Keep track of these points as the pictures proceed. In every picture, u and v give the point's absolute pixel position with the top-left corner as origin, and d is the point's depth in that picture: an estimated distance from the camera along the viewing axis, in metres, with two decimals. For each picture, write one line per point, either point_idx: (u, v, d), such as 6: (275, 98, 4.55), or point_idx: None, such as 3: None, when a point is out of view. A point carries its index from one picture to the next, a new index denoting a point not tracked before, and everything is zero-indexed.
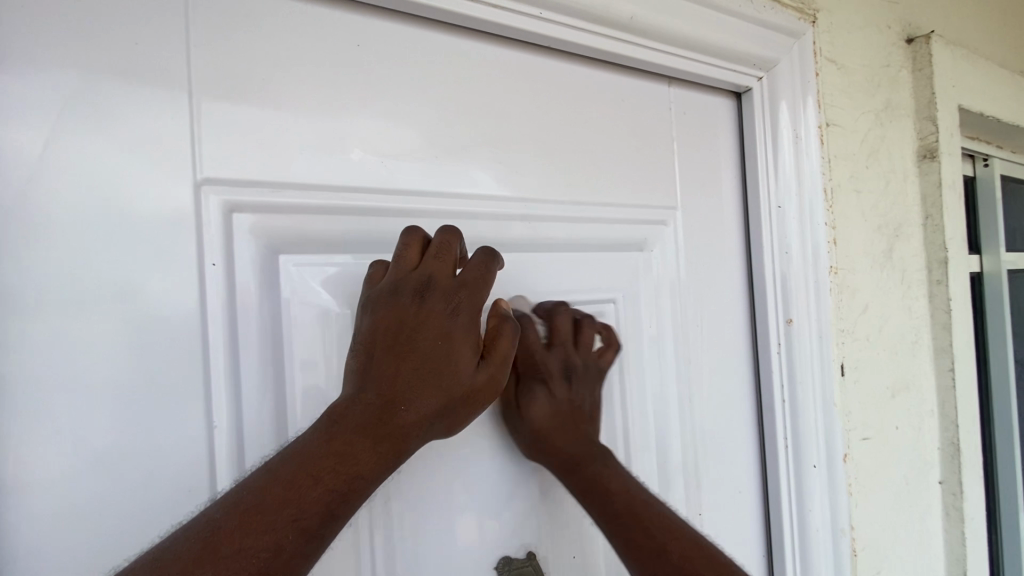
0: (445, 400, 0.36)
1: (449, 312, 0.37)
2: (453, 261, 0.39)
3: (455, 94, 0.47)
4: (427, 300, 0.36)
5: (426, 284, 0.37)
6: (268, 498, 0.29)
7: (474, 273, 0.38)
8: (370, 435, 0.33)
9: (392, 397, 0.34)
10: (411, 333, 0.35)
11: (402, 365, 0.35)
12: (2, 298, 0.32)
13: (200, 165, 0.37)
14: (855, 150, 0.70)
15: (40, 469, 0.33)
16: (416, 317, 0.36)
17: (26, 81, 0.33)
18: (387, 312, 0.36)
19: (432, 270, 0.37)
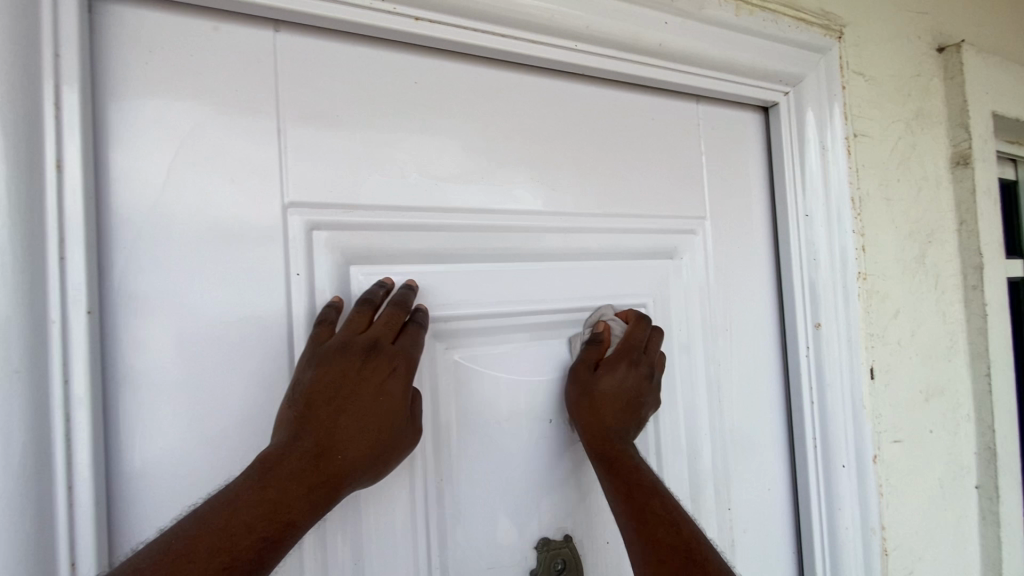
0: (377, 450, 0.40)
1: (389, 371, 0.42)
2: (397, 326, 0.44)
3: (499, 121, 0.53)
4: (371, 361, 0.41)
5: (375, 345, 0.42)
6: (205, 546, 0.32)
7: (411, 338, 0.44)
8: (305, 483, 0.36)
9: (327, 447, 0.38)
10: (353, 389, 0.40)
11: (338, 418, 0.39)
12: (133, 305, 0.39)
13: (286, 191, 0.43)
14: (884, 159, 0.72)
15: (161, 447, 0.40)
16: (356, 375, 0.40)
17: (153, 126, 0.40)
18: (333, 368, 0.40)
19: (379, 334, 0.42)
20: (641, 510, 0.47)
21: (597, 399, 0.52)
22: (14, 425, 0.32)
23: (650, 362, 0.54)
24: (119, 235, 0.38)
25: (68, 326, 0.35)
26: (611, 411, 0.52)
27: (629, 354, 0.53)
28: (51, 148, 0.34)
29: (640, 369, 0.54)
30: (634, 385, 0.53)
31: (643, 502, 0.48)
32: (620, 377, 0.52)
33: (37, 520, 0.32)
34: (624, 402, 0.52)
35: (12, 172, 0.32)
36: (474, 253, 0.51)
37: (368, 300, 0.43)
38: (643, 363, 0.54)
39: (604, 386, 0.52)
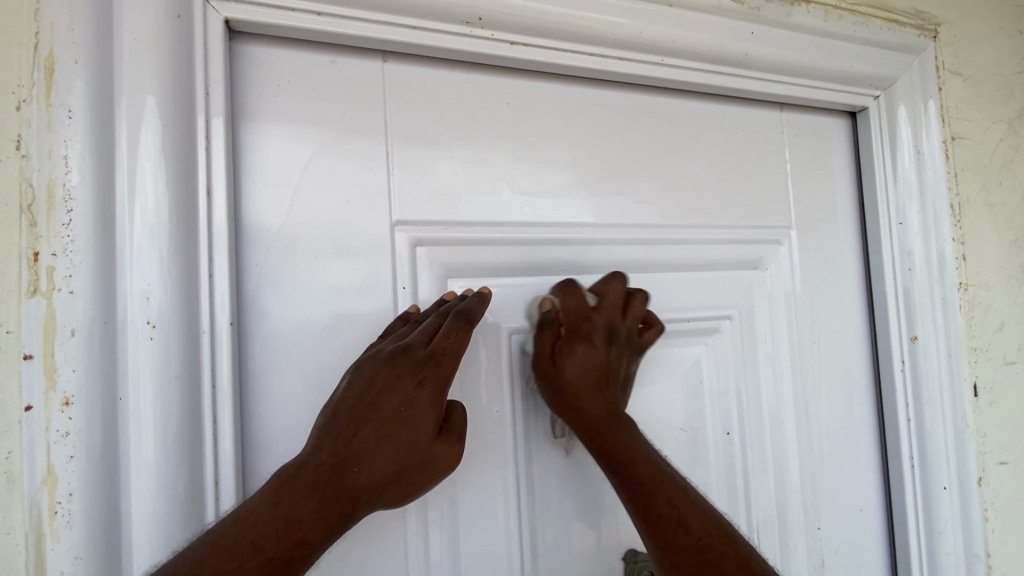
0: (404, 461, 0.37)
1: (415, 382, 0.39)
2: (430, 331, 0.41)
3: (586, 137, 0.54)
4: (399, 366, 0.39)
5: (405, 347, 0.40)
6: (207, 568, 0.31)
7: (443, 344, 0.40)
8: (318, 494, 0.34)
9: (345, 458, 0.36)
10: (374, 401, 0.38)
11: (361, 430, 0.37)
12: (266, 317, 0.43)
13: (393, 210, 0.47)
14: (985, 162, 0.67)
15: (288, 446, 0.43)
16: (378, 386, 0.38)
17: (280, 154, 0.44)
18: (366, 375, 0.39)
19: (412, 340, 0.40)
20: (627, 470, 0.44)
21: (569, 388, 0.46)
22: (175, 421, 0.36)
23: (606, 320, 0.47)
24: (252, 254, 0.43)
25: (216, 334, 0.39)
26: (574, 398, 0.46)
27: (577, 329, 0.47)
28: (203, 176, 0.38)
29: (601, 339, 0.47)
30: (601, 363, 0.46)
31: (647, 493, 0.42)
32: (580, 357, 0.46)
33: (192, 510, 0.36)
34: (596, 377, 0.46)
35: (173, 198, 0.36)
36: (561, 265, 0.52)
37: (415, 320, 0.44)
38: (599, 326, 0.47)
39: (570, 370, 0.46)
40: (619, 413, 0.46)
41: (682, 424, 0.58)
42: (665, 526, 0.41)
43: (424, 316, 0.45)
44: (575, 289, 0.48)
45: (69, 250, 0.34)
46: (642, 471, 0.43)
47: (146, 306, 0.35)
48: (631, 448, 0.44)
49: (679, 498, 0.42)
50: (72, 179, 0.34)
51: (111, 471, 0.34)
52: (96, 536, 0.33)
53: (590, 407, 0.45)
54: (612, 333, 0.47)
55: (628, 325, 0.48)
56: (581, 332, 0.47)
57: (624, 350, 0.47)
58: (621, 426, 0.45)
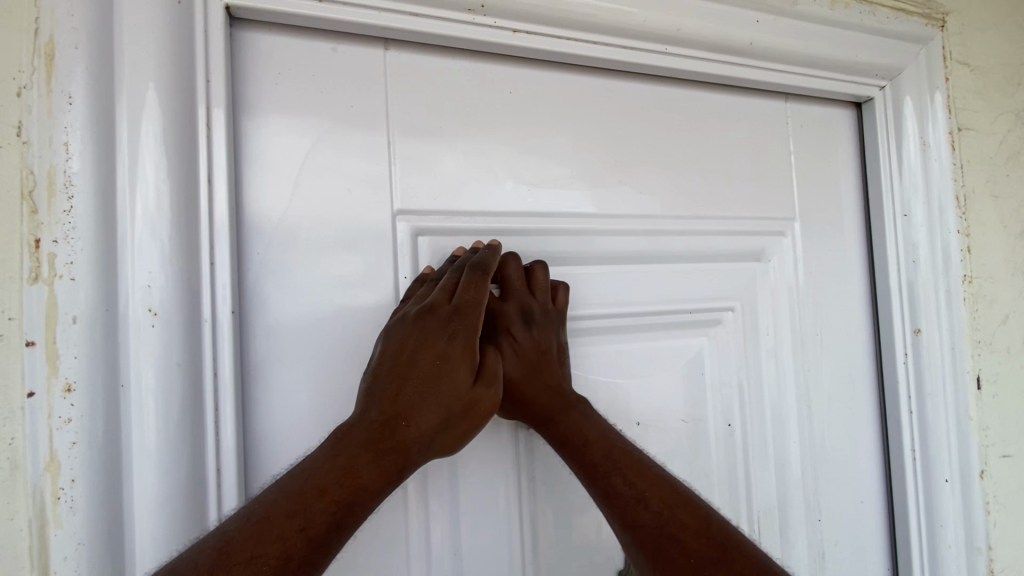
0: (449, 411, 0.38)
1: (448, 335, 0.39)
2: (451, 288, 0.42)
3: (588, 127, 0.54)
4: (429, 322, 0.39)
5: (432, 305, 0.40)
6: (275, 515, 0.30)
7: (468, 296, 0.41)
8: (373, 444, 0.34)
9: (394, 410, 0.36)
10: (410, 356, 0.38)
11: (404, 383, 0.37)
12: (268, 306, 0.43)
13: (395, 199, 0.46)
14: (991, 154, 0.67)
15: (290, 435, 0.43)
16: (412, 342, 0.39)
17: (281, 142, 0.43)
18: (396, 337, 0.40)
19: (435, 299, 0.41)
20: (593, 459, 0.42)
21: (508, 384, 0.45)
22: (177, 409, 0.36)
23: (516, 302, 0.47)
24: (253, 243, 0.42)
25: (218, 323, 0.39)
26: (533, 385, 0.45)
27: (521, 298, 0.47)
28: (205, 164, 0.38)
29: (512, 321, 0.46)
30: (529, 348, 0.46)
31: (604, 473, 0.41)
32: (513, 348, 0.46)
33: (194, 498, 0.36)
34: (530, 365, 0.46)
35: (174, 185, 0.36)
36: (562, 256, 0.52)
37: (433, 278, 0.44)
38: (512, 307, 0.46)
39: (506, 370, 0.45)
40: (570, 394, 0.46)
41: (683, 415, 0.58)
42: (625, 503, 0.39)
43: (439, 274, 0.45)
44: (534, 271, 0.48)
45: (70, 237, 0.34)
46: (597, 453, 0.42)
47: (149, 293, 0.35)
48: (588, 428, 0.43)
49: (637, 476, 0.40)
50: (73, 165, 0.34)
51: (114, 457, 0.34)
52: (99, 522, 0.34)
53: (530, 394, 0.45)
54: (526, 313, 0.46)
55: (539, 299, 0.48)
56: (493, 323, 0.47)
57: (546, 328, 0.47)
58: (574, 408, 0.45)
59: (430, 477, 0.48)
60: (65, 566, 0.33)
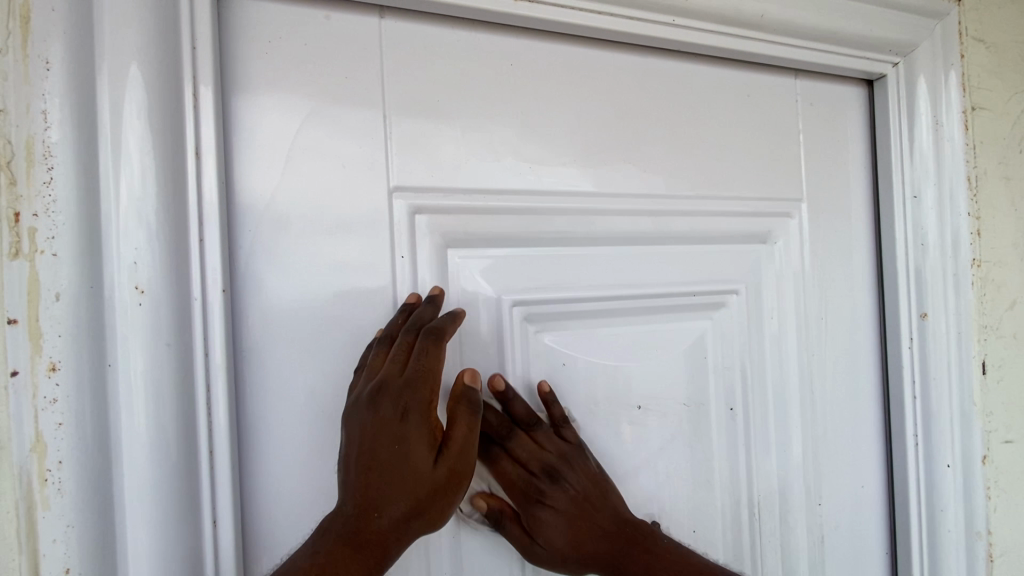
0: (416, 493, 0.37)
1: (399, 416, 0.38)
2: (402, 360, 0.39)
3: (592, 102, 0.52)
4: (380, 407, 0.38)
5: (381, 388, 0.38)
6: None
7: (419, 369, 0.39)
8: (348, 541, 0.36)
9: (365, 505, 0.37)
10: (371, 444, 0.37)
11: (368, 477, 0.37)
12: (262, 284, 0.42)
13: (392, 175, 0.45)
14: (1005, 134, 0.65)
15: (285, 415, 0.42)
16: (370, 427, 0.37)
17: (273, 114, 0.42)
18: (355, 422, 0.38)
19: (386, 373, 0.39)
20: (609, 547, 0.47)
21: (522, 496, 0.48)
22: (166, 389, 0.35)
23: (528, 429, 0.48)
24: (244, 221, 0.41)
25: (208, 302, 0.37)
26: (532, 493, 0.47)
27: (522, 440, 0.48)
28: (191, 137, 0.37)
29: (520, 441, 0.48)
30: (534, 476, 0.47)
31: (614, 551, 0.47)
32: (517, 473, 0.48)
33: (187, 480, 0.36)
34: (541, 479, 0.47)
35: (159, 158, 0.35)
36: (563, 236, 0.51)
37: (387, 338, 0.41)
38: (519, 435, 0.48)
39: (518, 489, 0.48)
40: (578, 484, 0.48)
41: (684, 399, 0.57)
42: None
43: (388, 330, 0.42)
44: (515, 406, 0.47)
45: (51, 211, 0.32)
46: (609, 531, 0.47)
47: (134, 271, 0.34)
48: (597, 515, 0.48)
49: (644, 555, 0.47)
50: (53, 135, 0.32)
51: (102, 439, 0.33)
52: (89, 503, 0.33)
53: (545, 498, 0.47)
54: (528, 433, 0.48)
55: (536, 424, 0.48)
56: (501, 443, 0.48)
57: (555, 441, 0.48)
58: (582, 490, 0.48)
59: None
60: (54, 549, 0.32)
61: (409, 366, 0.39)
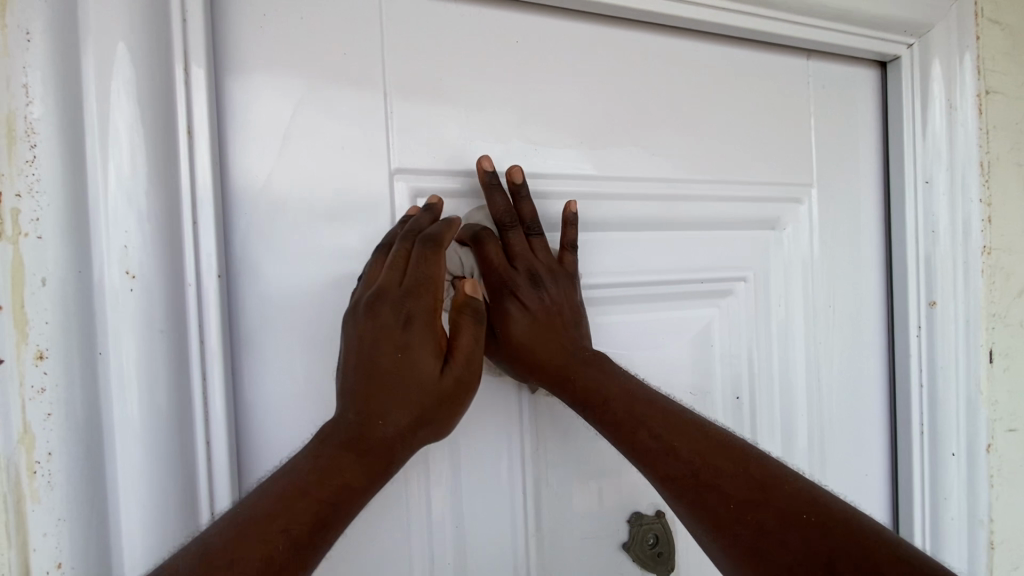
0: (422, 400, 0.36)
1: (401, 322, 0.36)
2: (400, 262, 0.37)
3: (599, 83, 0.50)
4: (382, 311, 0.36)
5: (378, 297, 0.36)
6: (261, 513, 0.30)
7: (420, 272, 0.37)
8: (349, 446, 0.34)
9: (367, 413, 0.34)
10: (371, 351, 0.35)
11: (370, 385, 0.35)
12: (258, 269, 0.40)
13: (393, 157, 0.43)
14: (1017, 119, 0.64)
15: (284, 404, 0.41)
16: (370, 335, 0.36)
17: (267, 92, 0.40)
18: (354, 328, 0.37)
19: (384, 282, 0.37)
20: (650, 444, 0.40)
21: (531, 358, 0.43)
22: (161, 379, 0.33)
23: (527, 271, 0.44)
24: (239, 203, 0.39)
25: (203, 288, 0.36)
26: (548, 363, 0.43)
27: (527, 273, 0.44)
28: (183, 113, 0.35)
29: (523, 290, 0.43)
30: (542, 316, 0.44)
31: (661, 453, 0.39)
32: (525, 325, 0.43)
33: (182, 472, 0.34)
34: (548, 326, 0.44)
35: (149, 136, 0.33)
36: (569, 221, 0.50)
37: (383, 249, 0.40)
38: (523, 278, 0.43)
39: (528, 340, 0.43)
40: (589, 353, 0.44)
41: (690, 387, 0.56)
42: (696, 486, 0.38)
43: (389, 238, 0.40)
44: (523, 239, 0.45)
45: (35, 190, 0.30)
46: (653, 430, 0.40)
47: (125, 255, 0.33)
48: (633, 405, 0.41)
49: (695, 447, 0.39)
50: (36, 110, 0.30)
51: (94, 430, 0.32)
52: (82, 496, 0.32)
53: (557, 359, 0.43)
54: (534, 277, 0.44)
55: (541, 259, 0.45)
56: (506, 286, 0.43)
57: (559, 291, 0.45)
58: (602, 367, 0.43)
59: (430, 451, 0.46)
60: (45, 543, 0.31)
61: (409, 268, 0.37)
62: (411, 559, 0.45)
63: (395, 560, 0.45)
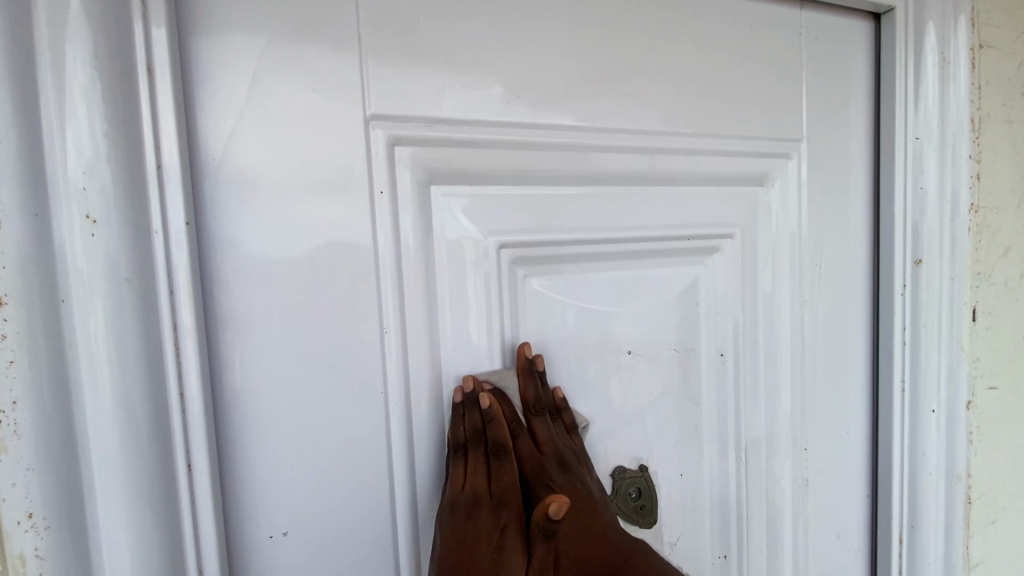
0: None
1: (494, 519, 0.42)
2: (484, 470, 0.43)
3: (584, 30, 0.48)
4: (474, 514, 0.41)
5: (478, 502, 0.42)
6: None
7: (504, 478, 0.43)
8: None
9: None
10: (473, 546, 0.40)
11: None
12: (229, 217, 0.38)
13: (369, 103, 0.42)
14: (1010, 75, 0.62)
15: (260, 357, 0.40)
16: (467, 538, 0.40)
17: (233, 30, 0.38)
18: (449, 525, 0.41)
19: (473, 485, 0.42)
20: None
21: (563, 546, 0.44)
22: (129, 327, 0.32)
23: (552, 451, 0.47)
24: (206, 150, 0.38)
25: (170, 234, 0.35)
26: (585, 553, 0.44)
27: (555, 453, 0.47)
28: (142, 52, 0.33)
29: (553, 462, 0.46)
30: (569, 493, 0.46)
31: None
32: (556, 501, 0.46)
33: (156, 421, 0.34)
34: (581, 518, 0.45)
35: (106, 73, 0.31)
36: (553, 174, 0.48)
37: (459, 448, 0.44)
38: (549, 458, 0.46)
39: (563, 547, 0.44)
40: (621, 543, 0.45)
41: (675, 344, 0.56)
42: None
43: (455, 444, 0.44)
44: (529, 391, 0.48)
45: None
46: None
47: (84, 198, 0.31)
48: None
49: None
50: None
51: (60, 379, 0.31)
52: (50, 446, 0.31)
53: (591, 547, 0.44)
54: (560, 459, 0.47)
55: (568, 443, 0.48)
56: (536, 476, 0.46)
57: (583, 470, 0.48)
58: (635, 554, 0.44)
59: (413, 406, 0.45)
60: (14, 493, 0.30)
61: (493, 481, 0.43)
62: (392, 513, 0.44)
63: (376, 514, 0.44)
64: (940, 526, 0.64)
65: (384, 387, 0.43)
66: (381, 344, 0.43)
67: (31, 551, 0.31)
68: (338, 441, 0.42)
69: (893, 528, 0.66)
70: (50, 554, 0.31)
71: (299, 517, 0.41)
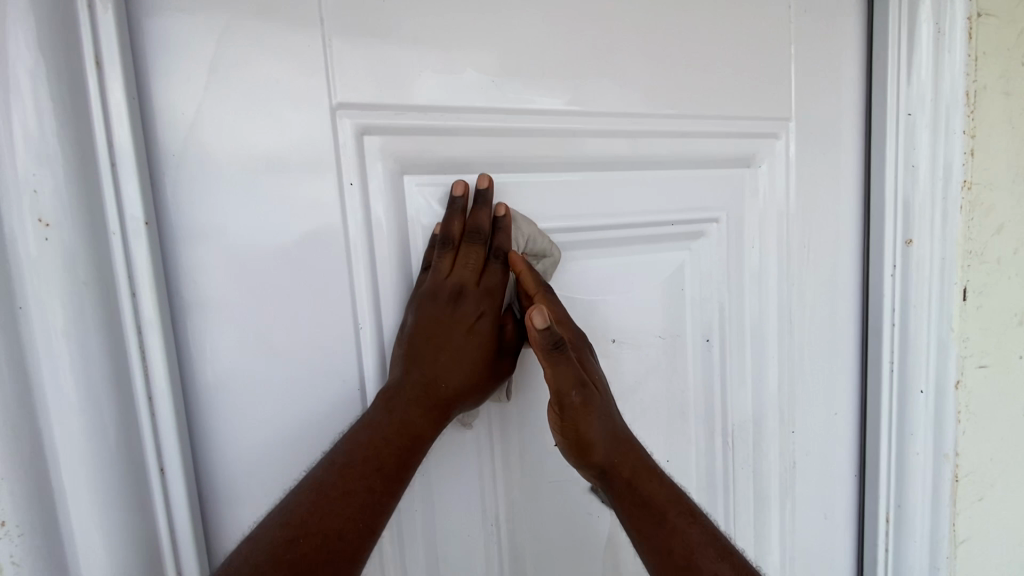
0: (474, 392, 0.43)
1: (477, 312, 0.43)
2: (478, 263, 0.43)
3: (560, 9, 0.46)
4: (458, 304, 0.42)
5: (461, 292, 0.42)
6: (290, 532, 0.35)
7: (492, 279, 0.43)
8: (392, 462, 0.39)
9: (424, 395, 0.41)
10: (436, 328, 0.42)
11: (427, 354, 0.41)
12: (193, 213, 0.37)
13: (334, 92, 0.40)
14: (1008, 44, 0.59)
15: (232, 356, 0.39)
16: (433, 320, 0.42)
17: (186, 19, 0.36)
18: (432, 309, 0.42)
19: (463, 278, 0.42)
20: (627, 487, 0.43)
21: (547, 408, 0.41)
22: (90, 332, 0.32)
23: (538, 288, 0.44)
24: (165, 144, 0.36)
25: (129, 234, 0.34)
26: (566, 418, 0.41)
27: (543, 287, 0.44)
28: (88, 43, 0.32)
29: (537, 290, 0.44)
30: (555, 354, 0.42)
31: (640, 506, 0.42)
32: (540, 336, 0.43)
33: (126, 425, 0.33)
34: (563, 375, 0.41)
35: (51, 67, 0.30)
36: (532, 160, 0.47)
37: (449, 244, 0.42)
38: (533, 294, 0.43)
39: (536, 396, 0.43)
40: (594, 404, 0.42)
41: (660, 330, 0.56)
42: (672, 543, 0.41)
43: (448, 231, 0.42)
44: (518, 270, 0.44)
45: None
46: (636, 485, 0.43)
47: (35, 199, 0.30)
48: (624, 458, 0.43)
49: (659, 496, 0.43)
50: None
51: (23, 386, 0.30)
52: (25, 450, 0.30)
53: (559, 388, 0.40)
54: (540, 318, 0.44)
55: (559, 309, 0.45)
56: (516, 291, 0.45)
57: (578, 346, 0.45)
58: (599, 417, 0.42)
59: None
60: None
61: (483, 276, 0.43)
62: None
63: None
64: (926, 505, 0.64)
65: (361, 381, 0.43)
66: (356, 339, 0.43)
67: (6, 558, 0.30)
68: (315, 433, 0.42)
69: (881, 505, 0.66)
70: (26, 560, 0.30)
71: (280, 510, 0.42)
